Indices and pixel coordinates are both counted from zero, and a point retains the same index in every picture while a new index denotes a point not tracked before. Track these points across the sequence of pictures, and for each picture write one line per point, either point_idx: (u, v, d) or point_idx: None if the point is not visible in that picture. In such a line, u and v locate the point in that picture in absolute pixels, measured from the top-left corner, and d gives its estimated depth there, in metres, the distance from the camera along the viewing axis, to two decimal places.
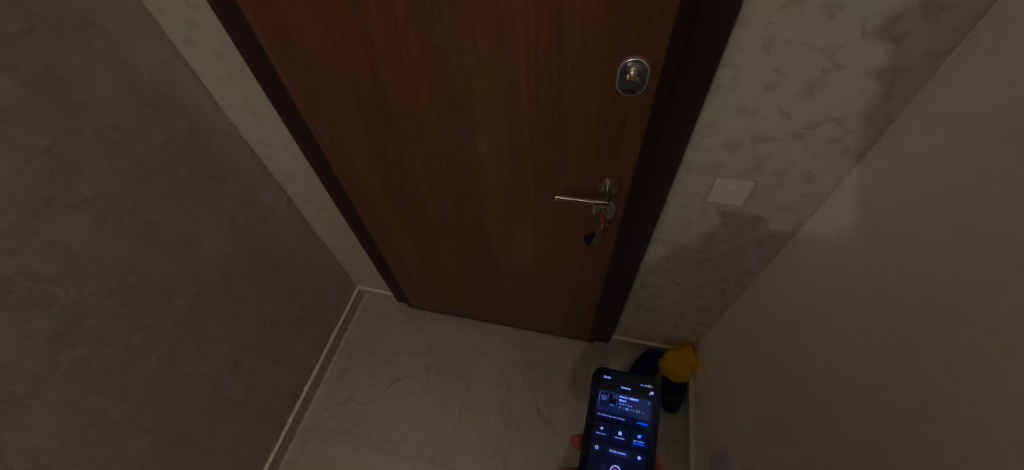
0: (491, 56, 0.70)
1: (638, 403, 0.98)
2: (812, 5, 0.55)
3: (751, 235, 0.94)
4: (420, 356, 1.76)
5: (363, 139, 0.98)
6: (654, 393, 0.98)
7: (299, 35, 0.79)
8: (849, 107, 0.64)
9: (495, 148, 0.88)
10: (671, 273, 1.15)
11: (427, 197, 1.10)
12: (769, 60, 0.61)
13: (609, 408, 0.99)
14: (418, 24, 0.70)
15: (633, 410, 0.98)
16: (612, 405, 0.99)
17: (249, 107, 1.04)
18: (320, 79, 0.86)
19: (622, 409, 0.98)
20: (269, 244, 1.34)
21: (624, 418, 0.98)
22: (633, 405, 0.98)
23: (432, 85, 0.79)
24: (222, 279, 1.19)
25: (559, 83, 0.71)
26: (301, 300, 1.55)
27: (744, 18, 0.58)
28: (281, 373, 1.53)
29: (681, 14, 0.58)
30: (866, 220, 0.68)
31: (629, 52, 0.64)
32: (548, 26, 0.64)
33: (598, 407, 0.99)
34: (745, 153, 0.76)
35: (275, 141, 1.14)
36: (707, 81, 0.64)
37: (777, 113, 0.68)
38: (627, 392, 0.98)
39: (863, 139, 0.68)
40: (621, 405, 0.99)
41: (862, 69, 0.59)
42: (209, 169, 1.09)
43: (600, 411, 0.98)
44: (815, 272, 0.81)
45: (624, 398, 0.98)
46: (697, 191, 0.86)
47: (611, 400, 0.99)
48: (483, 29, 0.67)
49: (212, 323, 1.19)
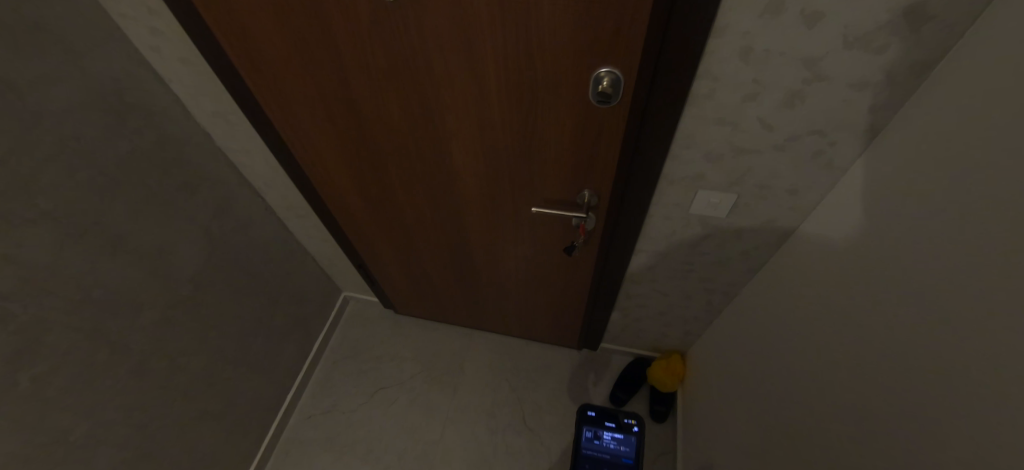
0: (459, 64, 0.67)
1: (622, 439, 1.11)
2: (790, 14, 0.52)
3: (736, 247, 0.92)
4: (406, 364, 1.74)
5: (336, 147, 0.94)
6: (637, 429, 1.11)
7: (262, 42, 0.76)
8: (832, 120, 0.61)
9: (471, 157, 0.85)
10: (657, 284, 1.13)
11: (406, 206, 1.08)
12: (747, 70, 0.58)
13: (595, 445, 1.12)
14: (383, 32, 0.67)
15: (617, 446, 1.10)
16: (597, 442, 1.12)
17: (220, 114, 1.01)
18: (288, 87, 0.83)
19: (607, 445, 1.10)
20: (248, 253, 1.30)
21: (609, 455, 1.10)
22: (617, 442, 1.11)
23: (402, 94, 0.76)
24: (197, 290, 1.16)
25: (531, 92, 0.68)
26: (283, 308, 1.52)
27: (719, 28, 0.55)
28: (262, 383, 1.50)
29: (653, 23, 0.55)
30: (851, 237, 0.65)
31: (602, 61, 0.61)
32: (516, 34, 0.61)
33: (585, 444, 1.12)
34: (727, 165, 0.73)
35: (250, 149, 1.10)
36: (683, 92, 0.62)
37: (758, 125, 0.65)
38: (611, 429, 1.12)
39: (848, 152, 0.65)
40: (606, 442, 1.12)
41: (845, 80, 0.56)
42: (181, 178, 1.06)
43: (586, 448, 1.11)
44: (801, 288, 0.78)
45: (608, 434, 1.11)
46: (679, 202, 0.83)
47: (597, 437, 1.12)
48: (450, 36, 0.64)
49: (186, 336, 1.16)
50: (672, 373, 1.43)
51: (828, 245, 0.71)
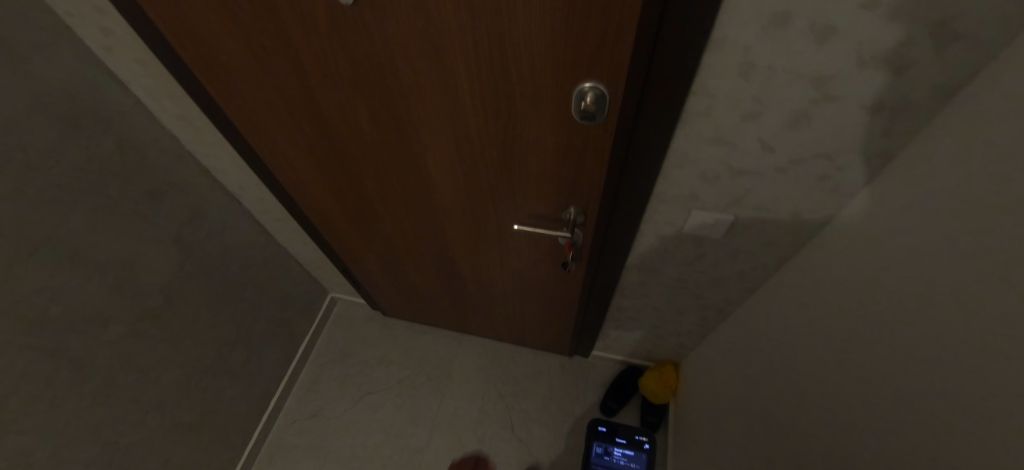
0: (429, 75, 0.61)
1: (632, 456, 1.13)
2: (797, 29, 0.45)
3: (732, 267, 0.86)
4: (393, 368, 1.70)
5: (307, 155, 0.88)
6: (647, 446, 1.14)
7: (217, 45, 0.69)
8: (841, 143, 0.55)
9: (449, 171, 0.79)
10: (649, 298, 1.08)
11: (386, 215, 1.02)
12: (746, 88, 0.52)
13: (605, 460, 1.14)
14: (345, 38, 0.60)
15: (627, 461, 1.13)
16: (607, 457, 1.15)
17: (185, 117, 0.95)
18: (250, 94, 0.77)
19: (617, 461, 1.13)
20: (224, 259, 1.25)
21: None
22: (627, 458, 1.14)
23: (371, 104, 0.70)
24: (168, 301, 1.11)
25: (509, 107, 0.62)
26: (264, 312, 1.47)
27: (717, 41, 0.48)
28: (243, 389, 1.45)
29: (642, 36, 0.48)
30: (855, 269, 0.60)
31: (584, 75, 0.54)
32: (490, 46, 0.54)
33: (595, 458, 1.14)
34: (723, 186, 0.67)
35: (221, 153, 1.04)
36: (674, 110, 0.55)
37: (758, 146, 0.59)
38: (622, 445, 1.14)
39: (857, 177, 0.59)
40: (616, 457, 1.14)
41: (857, 102, 0.50)
42: (148, 185, 1.00)
43: (596, 462, 1.14)
44: (797, 316, 0.73)
45: (618, 450, 1.14)
46: (672, 221, 0.78)
47: (606, 452, 1.15)
48: (417, 45, 0.58)
49: (158, 348, 1.12)
50: (665, 385, 1.38)
51: (828, 273, 0.66)
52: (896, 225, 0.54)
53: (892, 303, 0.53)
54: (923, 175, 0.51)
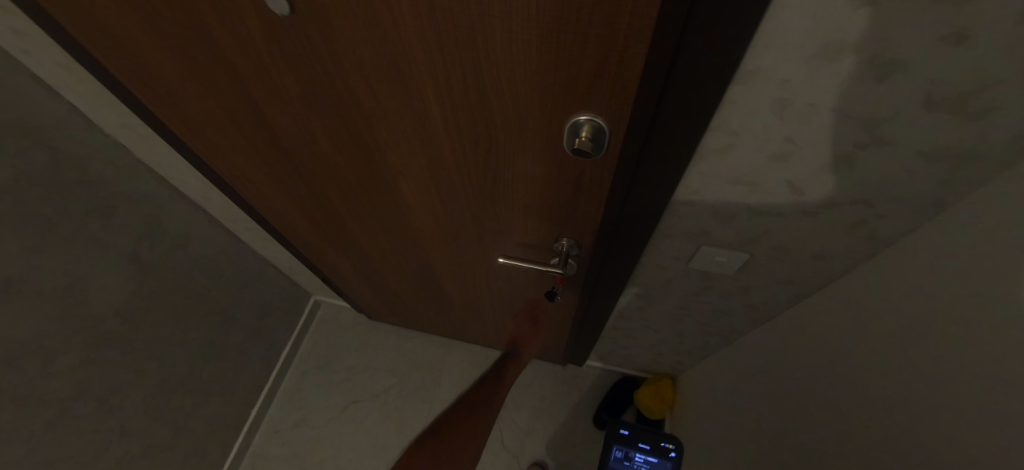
0: (392, 99, 0.51)
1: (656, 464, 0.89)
2: (853, 61, 0.35)
3: (741, 300, 0.78)
4: (379, 376, 1.61)
5: (267, 173, 0.78)
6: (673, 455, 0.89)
7: (144, 54, 0.58)
8: (884, 189, 0.46)
9: (425, 195, 0.69)
10: (649, 321, 1.00)
11: (361, 234, 0.92)
12: (778, 126, 0.42)
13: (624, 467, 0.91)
14: (288, 54, 0.50)
15: None
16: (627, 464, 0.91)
17: (127, 126, 0.85)
18: (192, 108, 0.66)
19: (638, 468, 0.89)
20: (190, 272, 1.15)
21: None
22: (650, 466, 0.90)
23: (328, 126, 0.60)
24: (126, 323, 1.03)
25: (488, 136, 0.52)
26: (237, 323, 1.36)
27: (747, 72, 0.38)
28: (221, 403, 1.38)
29: (651, 65, 0.38)
30: (896, 328, 0.52)
31: (579, 106, 0.44)
32: (461, 70, 0.44)
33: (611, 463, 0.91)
34: (738, 226, 0.58)
35: (175, 163, 0.94)
36: (688, 147, 0.45)
37: (784, 189, 0.49)
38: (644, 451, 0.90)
39: (897, 224, 0.51)
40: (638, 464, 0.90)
41: (913, 148, 0.41)
42: (91, 202, 0.90)
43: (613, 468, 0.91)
44: (820, 367, 0.64)
45: (641, 457, 0.90)
46: (677, 255, 0.69)
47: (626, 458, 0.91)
48: (372, 65, 0.47)
49: (116, 372, 1.04)
50: (663, 399, 1.32)
51: (860, 327, 0.57)
52: (957, 290, 0.45)
53: (961, 382, 0.45)
54: (996, 237, 0.42)
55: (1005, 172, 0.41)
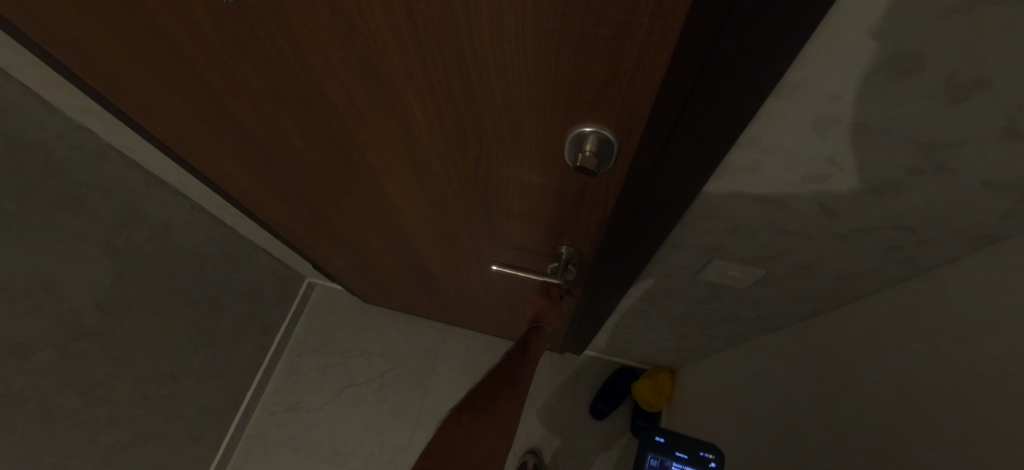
0: (366, 98, 0.44)
1: None
2: (923, 78, 0.28)
3: (751, 310, 0.73)
4: (375, 359, 1.54)
5: (241, 166, 0.71)
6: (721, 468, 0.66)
7: (86, 41, 0.51)
8: (930, 218, 0.40)
9: (412, 195, 0.63)
10: (652, 321, 0.95)
11: (347, 228, 0.86)
12: (819, 146, 0.35)
13: None
14: (244, 45, 0.43)
15: None
16: None
17: (89, 111, 0.79)
18: (148, 99, 0.59)
19: None
20: (173, 259, 1.10)
21: None
22: None
23: (298, 123, 0.53)
24: (107, 315, 0.99)
25: (478, 143, 0.45)
26: (227, 309, 1.29)
27: (788, 86, 0.31)
28: (217, 390, 1.33)
29: (672, 74, 0.31)
30: (935, 361, 0.47)
31: (583, 117, 0.37)
32: (445, 71, 0.37)
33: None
34: (757, 243, 0.52)
35: (145, 148, 0.89)
36: (710, 165, 0.39)
37: (816, 210, 0.43)
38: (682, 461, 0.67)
39: (942, 251, 0.45)
40: None
41: (978, 178, 0.34)
42: (58, 189, 0.86)
43: None
44: (838, 391, 0.59)
45: None
46: (685, 266, 0.63)
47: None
48: (342, 60, 0.40)
49: (99, 365, 1.00)
50: (663, 393, 1.29)
51: (891, 354, 0.52)
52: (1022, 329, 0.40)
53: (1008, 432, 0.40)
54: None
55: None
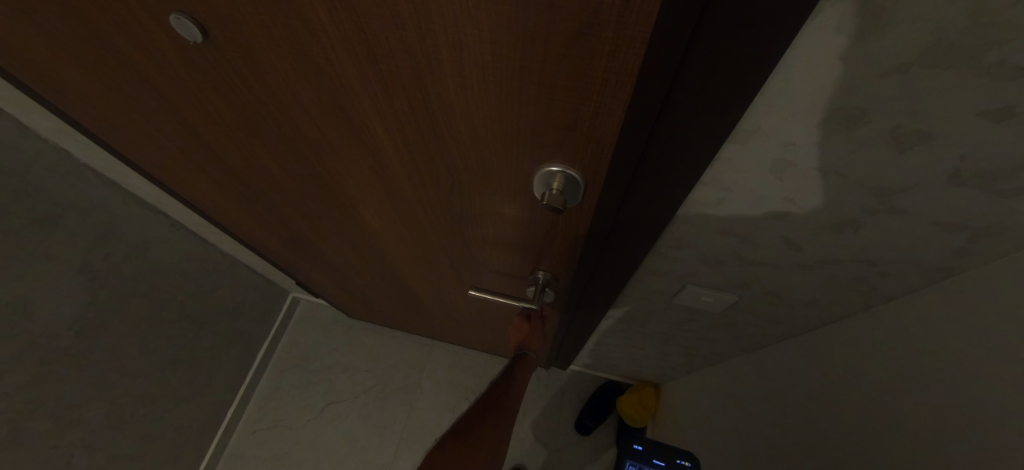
0: (337, 132, 0.44)
1: None
2: (869, 131, 0.29)
3: (727, 332, 0.73)
4: (359, 375, 1.53)
5: (218, 190, 0.71)
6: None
7: (55, 71, 0.51)
8: (889, 253, 0.41)
9: (389, 220, 0.63)
10: (633, 340, 0.95)
11: (328, 248, 0.86)
12: (777, 187, 0.36)
13: None
14: (212, 79, 0.43)
15: None
16: None
17: (64, 133, 0.78)
18: (121, 126, 0.58)
19: None
20: (152, 278, 1.09)
21: None
22: None
23: (272, 151, 0.53)
24: (83, 337, 0.97)
25: (449, 176, 0.45)
26: (208, 327, 1.28)
27: (744, 133, 0.32)
28: (197, 409, 1.31)
29: (631, 122, 0.32)
30: (896, 387, 0.48)
31: (549, 158, 0.37)
32: (412, 110, 0.37)
33: None
34: (727, 271, 0.53)
35: (123, 170, 0.88)
36: (676, 201, 0.39)
37: (780, 243, 0.44)
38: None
39: (906, 281, 0.46)
40: None
41: (931, 218, 0.35)
42: (33, 211, 0.85)
43: None
44: (809, 413, 0.60)
45: None
46: (661, 290, 0.64)
47: None
48: (311, 97, 0.40)
49: (73, 387, 0.98)
50: (647, 408, 1.29)
51: (857, 376, 0.53)
52: (981, 358, 0.41)
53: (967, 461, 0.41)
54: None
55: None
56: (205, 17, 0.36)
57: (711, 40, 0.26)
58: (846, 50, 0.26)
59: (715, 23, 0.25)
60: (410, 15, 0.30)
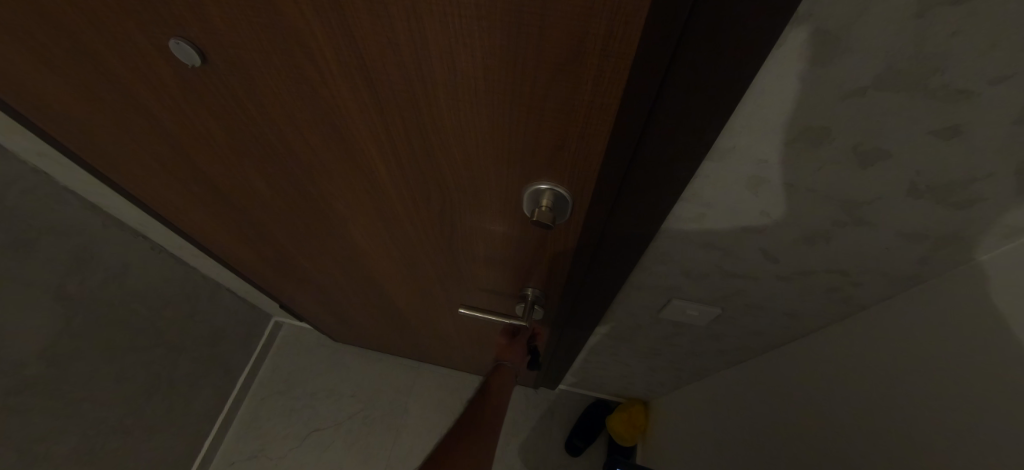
0: (332, 153, 0.45)
1: None
2: (835, 149, 0.32)
3: (712, 345, 0.75)
4: (343, 401, 1.49)
5: (205, 211, 0.71)
6: None
7: (49, 96, 0.51)
8: (860, 263, 0.43)
9: (379, 241, 0.64)
10: (619, 356, 0.96)
11: (315, 269, 0.85)
12: (752, 201, 0.39)
13: None
14: (209, 102, 0.44)
15: None
16: None
17: (47, 156, 0.77)
18: (109, 147, 0.58)
19: None
20: (129, 304, 1.06)
21: None
22: None
23: (264, 173, 0.53)
24: (53, 366, 0.94)
25: (440, 194, 0.46)
26: (186, 353, 1.24)
27: (721, 151, 0.34)
28: (173, 440, 1.26)
29: (615, 143, 0.34)
30: (874, 394, 0.50)
31: (537, 176, 0.39)
32: (407, 132, 0.39)
33: None
34: (710, 284, 0.55)
35: (105, 192, 0.87)
36: (659, 217, 0.41)
37: (759, 256, 0.46)
38: None
39: (877, 290, 0.48)
40: None
41: (895, 229, 0.38)
42: (8, 235, 0.82)
43: None
44: (795, 423, 0.62)
45: None
46: (647, 305, 0.65)
47: None
48: (306, 119, 0.41)
49: (41, 419, 0.94)
50: (636, 426, 1.29)
51: (838, 384, 0.55)
52: (946, 362, 0.44)
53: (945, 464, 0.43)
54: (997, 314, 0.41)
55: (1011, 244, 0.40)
56: (203, 41, 0.37)
57: (685, 72, 0.28)
58: (808, 75, 0.28)
59: (688, 53, 0.27)
60: (408, 41, 0.31)
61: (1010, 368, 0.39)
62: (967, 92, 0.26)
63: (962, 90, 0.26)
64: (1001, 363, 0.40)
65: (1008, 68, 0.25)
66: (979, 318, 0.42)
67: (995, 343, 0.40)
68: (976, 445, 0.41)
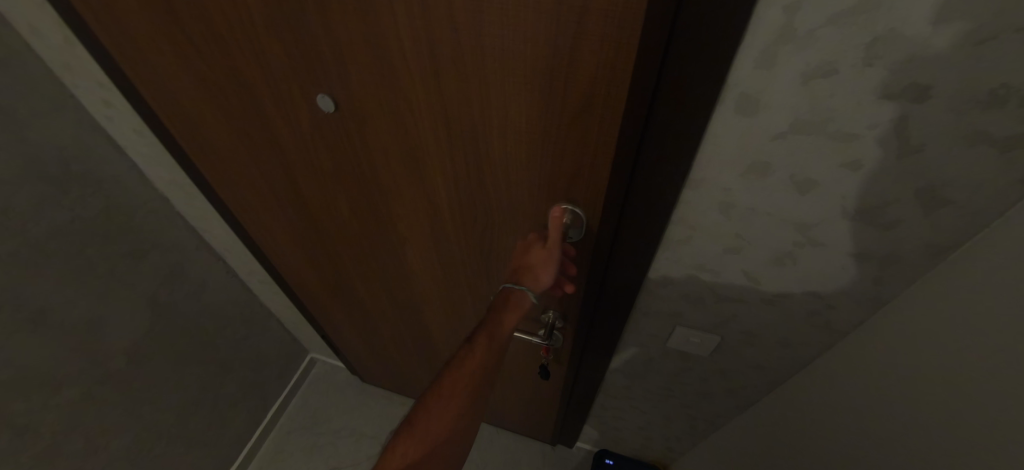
0: (408, 177, 0.59)
1: None
2: (778, 177, 0.44)
3: (720, 383, 0.81)
4: (364, 441, 1.52)
5: (289, 231, 0.85)
6: None
7: (204, 129, 0.68)
8: (828, 283, 0.53)
9: (428, 263, 0.75)
10: (635, 401, 1.01)
11: (367, 294, 0.96)
12: (726, 225, 0.50)
13: None
14: (325, 135, 0.59)
15: None
16: None
17: (176, 183, 0.95)
18: (233, 170, 0.74)
19: None
20: (198, 318, 1.20)
21: None
22: None
23: (349, 193, 0.68)
24: (131, 363, 1.07)
25: (485, 214, 0.59)
26: (232, 373, 1.35)
27: (695, 180, 0.47)
28: (204, 458, 1.32)
29: (617, 172, 0.46)
30: (855, 412, 0.56)
31: (561, 197, 0.52)
32: (469, 160, 0.53)
33: None
34: (707, 308, 0.64)
35: (207, 218, 1.03)
36: (654, 237, 0.53)
37: (742, 277, 0.56)
38: None
39: (849, 316, 0.56)
40: None
41: (845, 249, 0.48)
42: (128, 245, 1.00)
43: None
44: (803, 455, 0.65)
45: None
46: (657, 334, 0.74)
47: None
48: (395, 149, 0.56)
49: (110, 412, 1.05)
50: None
51: (830, 407, 0.60)
52: (892, 372, 0.51)
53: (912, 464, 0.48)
54: None
55: (930, 274, 0.48)
56: (337, 94, 0.53)
57: (657, 125, 0.41)
58: (745, 122, 0.41)
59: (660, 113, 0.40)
60: (476, 97, 0.46)
61: (930, 369, 0.47)
62: (855, 135, 0.39)
63: (852, 134, 0.39)
64: (934, 376, 0.46)
65: (877, 119, 0.38)
66: (913, 339, 0.49)
67: (923, 350, 0.48)
68: (921, 442, 0.47)
